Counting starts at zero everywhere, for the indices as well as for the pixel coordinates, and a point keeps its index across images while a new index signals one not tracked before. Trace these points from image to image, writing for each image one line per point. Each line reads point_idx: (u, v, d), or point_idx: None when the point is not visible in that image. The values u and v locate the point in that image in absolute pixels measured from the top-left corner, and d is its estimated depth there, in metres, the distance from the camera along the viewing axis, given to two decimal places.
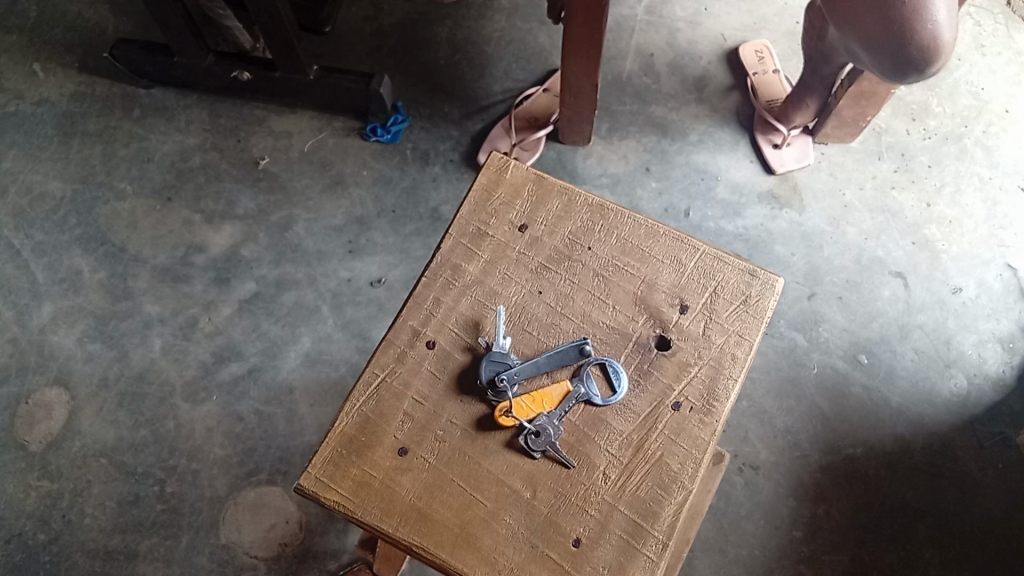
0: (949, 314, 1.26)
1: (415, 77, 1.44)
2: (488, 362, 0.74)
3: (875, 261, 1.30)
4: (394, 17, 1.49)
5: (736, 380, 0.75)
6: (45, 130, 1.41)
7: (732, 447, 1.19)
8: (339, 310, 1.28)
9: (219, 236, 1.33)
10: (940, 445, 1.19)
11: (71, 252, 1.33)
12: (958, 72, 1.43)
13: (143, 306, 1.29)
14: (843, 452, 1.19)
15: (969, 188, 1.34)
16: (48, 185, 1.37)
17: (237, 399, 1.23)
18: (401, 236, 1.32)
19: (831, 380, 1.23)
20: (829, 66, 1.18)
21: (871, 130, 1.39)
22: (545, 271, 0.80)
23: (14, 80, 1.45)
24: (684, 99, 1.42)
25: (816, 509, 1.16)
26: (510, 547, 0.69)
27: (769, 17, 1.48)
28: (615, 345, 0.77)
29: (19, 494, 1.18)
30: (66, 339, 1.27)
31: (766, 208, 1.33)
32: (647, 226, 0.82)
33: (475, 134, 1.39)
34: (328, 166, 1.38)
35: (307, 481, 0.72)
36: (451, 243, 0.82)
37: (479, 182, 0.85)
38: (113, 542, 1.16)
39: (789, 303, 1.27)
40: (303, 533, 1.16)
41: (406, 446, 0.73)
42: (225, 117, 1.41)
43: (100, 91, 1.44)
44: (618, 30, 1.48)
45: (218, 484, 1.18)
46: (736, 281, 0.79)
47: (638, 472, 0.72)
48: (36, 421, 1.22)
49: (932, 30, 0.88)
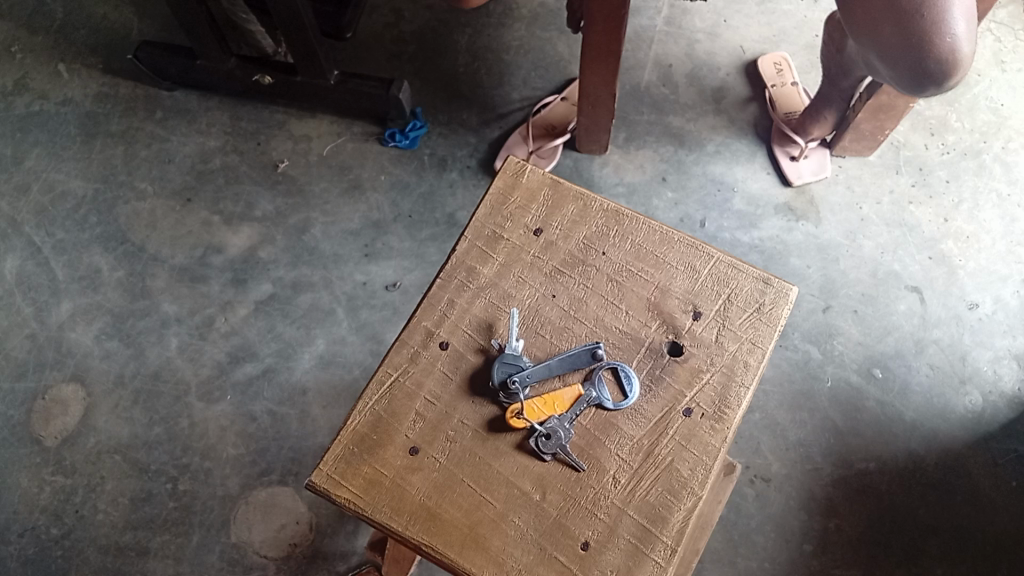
0: (964, 330, 1.26)
1: (435, 84, 1.45)
2: (501, 364, 0.75)
3: (891, 275, 1.29)
4: (415, 25, 1.50)
5: (748, 388, 0.75)
6: (68, 130, 1.43)
7: (743, 459, 1.19)
8: (354, 313, 1.28)
9: (237, 237, 1.34)
10: (953, 461, 1.18)
11: (91, 250, 1.34)
12: (978, 87, 1.43)
13: (161, 305, 1.30)
14: (855, 466, 1.18)
15: (986, 204, 1.34)
16: (70, 184, 1.39)
17: (251, 399, 1.24)
18: (417, 241, 1.33)
19: (844, 394, 1.22)
20: (848, 79, 1.18)
21: (889, 144, 1.38)
22: (559, 275, 0.81)
23: (39, 79, 1.47)
24: (702, 110, 1.42)
25: (828, 523, 1.15)
26: (519, 548, 0.69)
27: (788, 30, 1.48)
28: (627, 350, 0.77)
29: (33, 489, 1.19)
30: (83, 336, 1.28)
31: (782, 220, 1.33)
32: (662, 232, 0.82)
33: (492, 141, 1.40)
34: (346, 170, 1.39)
35: (319, 478, 0.73)
36: (466, 245, 0.82)
37: (496, 186, 0.85)
38: (125, 539, 1.16)
39: (803, 316, 1.27)
40: (313, 534, 1.16)
41: (417, 446, 0.74)
42: (246, 120, 1.43)
43: (124, 92, 1.46)
44: (637, 40, 1.48)
45: (230, 483, 1.19)
46: (750, 288, 0.79)
47: (648, 477, 0.72)
48: (53, 417, 1.23)
49: (950, 43, 0.88)
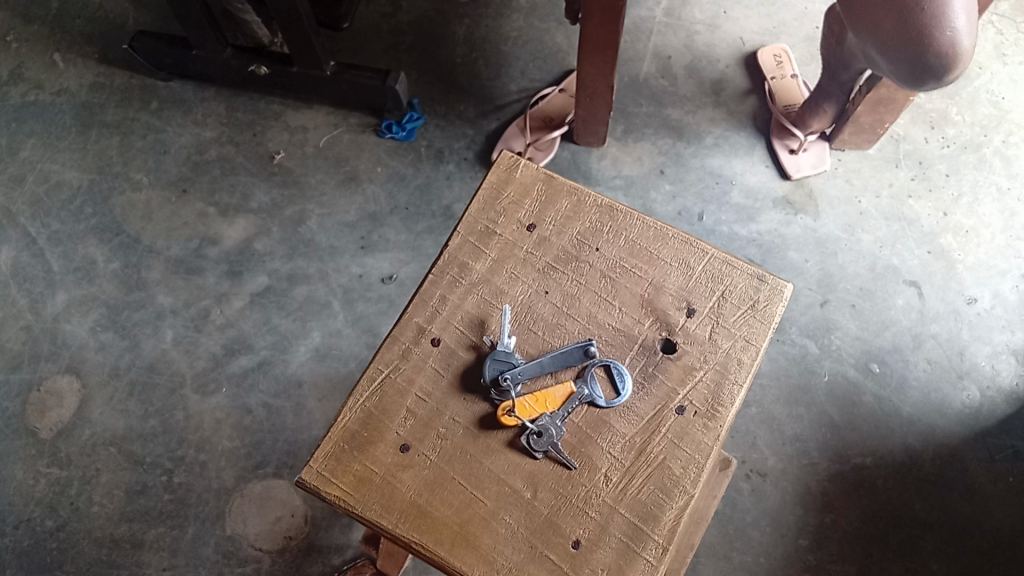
0: (963, 325, 1.25)
1: (432, 75, 1.44)
2: (492, 361, 0.74)
3: (889, 270, 1.29)
4: (412, 15, 1.49)
5: (742, 386, 0.75)
6: (64, 120, 1.42)
7: (739, 453, 1.19)
8: (350, 305, 1.28)
9: (233, 229, 1.34)
10: (950, 457, 1.18)
11: (86, 241, 1.34)
12: (978, 80, 1.42)
13: (156, 297, 1.30)
14: (852, 461, 1.18)
15: (986, 198, 1.33)
16: (65, 174, 1.38)
17: (246, 391, 1.24)
18: (414, 234, 1.32)
19: (841, 388, 1.22)
20: (848, 72, 1.17)
21: (888, 137, 1.38)
22: (552, 271, 0.80)
23: (34, 69, 1.47)
24: (701, 102, 1.41)
25: (823, 517, 1.15)
26: (509, 546, 0.69)
27: (788, 22, 1.47)
28: (620, 347, 0.76)
29: (28, 481, 1.19)
30: (78, 328, 1.28)
31: (781, 214, 1.33)
32: (656, 228, 0.82)
33: (490, 133, 1.39)
34: (343, 162, 1.38)
35: (309, 475, 0.72)
36: (459, 240, 0.82)
37: (489, 180, 0.84)
38: (120, 531, 1.16)
39: (801, 310, 1.27)
40: (308, 527, 1.16)
41: (408, 443, 0.73)
42: (242, 112, 1.42)
43: (120, 82, 1.45)
44: (635, 31, 1.47)
45: (225, 475, 1.19)
46: (744, 285, 0.79)
47: (640, 475, 0.71)
48: (48, 409, 1.23)
49: (950, 36, 0.87)
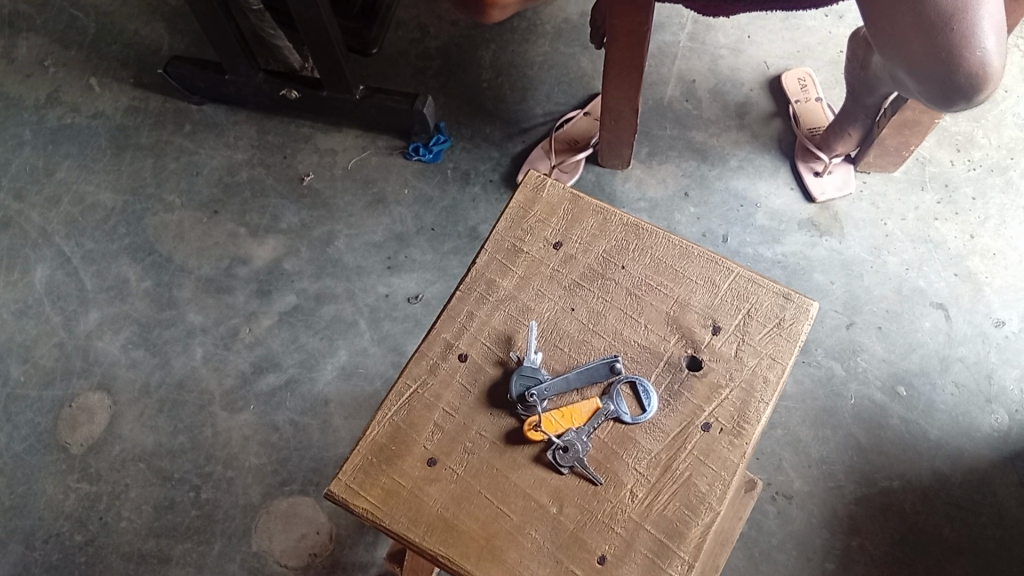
0: (991, 348, 1.24)
1: (459, 98, 1.46)
2: (519, 377, 0.75)
3: (916, 292, 1.28)
4: (440, 40, 1.51)
5: (767, 404, 0.75)
6: (100, 143, 1.46)
7: (765, 476, 1.18)
8: (376, 324, 1.29)
9: (262, 249, 1.36)
10: (979, 482, 1.16)
11: (120, 261, 1.36)
12: (1004, 104, 1.42)
13: (187, 315, 1.32)
14: (878, 484, 1.17)
15: (1014, 221, 1.33)
16: (100, 196, 1.41)
17: (274, 409, 1.25)
18: (439, 254, 1.34)
19: (868, 411, 1.21)
20: (873, 96, 1.18)
21: (914, 159, 1.38)
22: (578, 288, 0.81)
23: (71, 93, 1.50)
24: (726, 125, 1.42)
25: (850, 541, 1.14)
26: (536, 561, 0.69)
27: (813, 46, 1.48)
28: (646, 363, 0.77)
29: (58, 496, 1.21)
30: (110, 345, 1.30)
31: (806, 236, 1.33)
32: (681, 247, 0.82)
33: (515, 155, 1.41)
34: (371, 184, 1.40)
35: (337, 488, 0.73)
36: (486, 258, 0.83)
37: (516, 199, 0.86)
38: (148, 546, 1.18)
39: (827, 332, 1.26)
40: (333, 544, 1.17)
41: (436, 456, 0.74)
42: (273, 134, 1.45)
43: (154, 106, 1.48)
44: (660, 55, 1.48)
45: (252, 492, 1.20)
46: (770, 303, 0.79)
47: (665, 492, 0.71)
48: (78, 424, 1.25)
49: (981, 56, 0.88)
